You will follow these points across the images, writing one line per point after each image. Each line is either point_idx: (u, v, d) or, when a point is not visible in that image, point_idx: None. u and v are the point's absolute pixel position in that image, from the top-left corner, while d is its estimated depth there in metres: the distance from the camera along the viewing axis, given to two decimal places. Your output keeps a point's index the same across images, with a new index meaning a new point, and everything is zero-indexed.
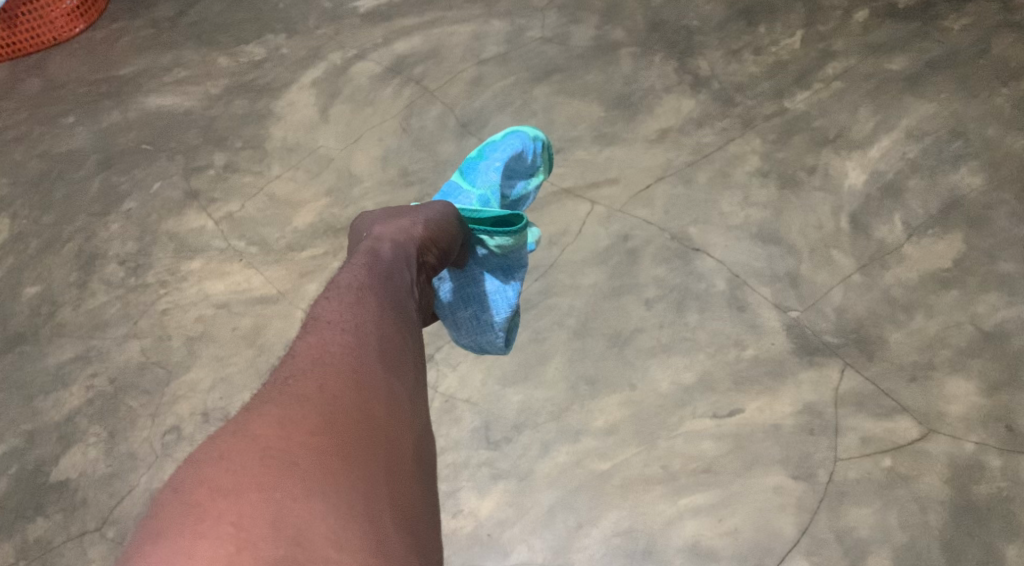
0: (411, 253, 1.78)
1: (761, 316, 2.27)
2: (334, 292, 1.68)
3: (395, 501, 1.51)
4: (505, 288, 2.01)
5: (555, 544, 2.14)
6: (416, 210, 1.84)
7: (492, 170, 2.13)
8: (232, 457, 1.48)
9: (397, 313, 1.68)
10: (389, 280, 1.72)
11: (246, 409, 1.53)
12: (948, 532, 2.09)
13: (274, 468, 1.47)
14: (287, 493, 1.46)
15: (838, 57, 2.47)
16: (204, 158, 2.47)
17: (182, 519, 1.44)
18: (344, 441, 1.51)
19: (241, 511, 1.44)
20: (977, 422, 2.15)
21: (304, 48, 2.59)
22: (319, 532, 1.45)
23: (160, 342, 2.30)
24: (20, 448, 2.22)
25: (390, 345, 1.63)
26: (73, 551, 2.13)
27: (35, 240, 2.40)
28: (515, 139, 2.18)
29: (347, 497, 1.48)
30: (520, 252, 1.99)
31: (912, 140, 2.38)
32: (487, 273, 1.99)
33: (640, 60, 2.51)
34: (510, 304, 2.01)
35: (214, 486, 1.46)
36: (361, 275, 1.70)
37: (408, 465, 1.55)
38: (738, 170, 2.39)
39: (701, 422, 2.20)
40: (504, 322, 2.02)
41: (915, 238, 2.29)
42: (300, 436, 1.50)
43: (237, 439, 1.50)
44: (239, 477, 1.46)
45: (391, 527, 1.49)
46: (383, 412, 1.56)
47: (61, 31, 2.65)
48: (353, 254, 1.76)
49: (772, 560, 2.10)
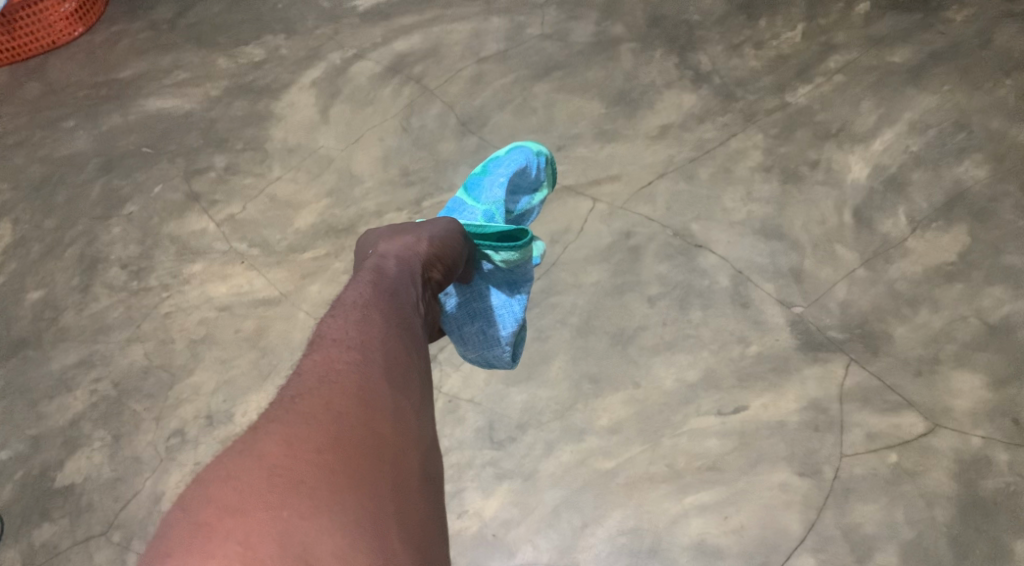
0: (417, 268, 1.77)
1: (766, 312, 2.26)
2: (339, 309, 1.67)
3: (402, 517, 1.52)
4: (511, 302, 1.99)
5: (561, 544, 2.14)
6: (421, 226, 1.82)
7: (497, 186, 2.09)
8: (239, 476, 1.49)
9: (402, 329, 1.67)
10: (394, 296, 1.71)
11: (252, 427, 1.53)
12: (955, 527, 2.08)
13: (281, 486, 1.49)
14: (294, 510, 1.48)
15: (839, 50, 2.46)
16: (205, 160, 2.47)
17: (190, 538, 1.45)
18: (351, 458, 1.52)
19: (249, 529, 1.46)
20: (983, 417, 2.14)
21: (303, 48, 2.58)
22: (326, 549, 1.47)
23: (163, 345, 2.30)
24: (25, 453, 2.22)
25: (396, 362, 1.63)
26: (79, 556, 2.14)
27: (36, 246, 2.40)
28: (519, 154, 2.15)
29: (354, 514, 1.49)
30: (525, 267, 1.99)
31: (915, 133, 2.36)
32: (492, 287, 1.98)
33: (641, 56, 2.49)
34: (516, 318, 2.00)
35: (222, 504, 1.47)
36: (366, 292, 1.70)
37: (415, 480, 1.56)
38: (740, 166, 2.38)
39: (705, 419, 2.20)
40: (511, 336, 2.00)
41: (919, 232, 2.28)
42: (306, 454, 1.51)
43: (244, 458, 1.50)
44: (247, 495, 1.48)
45: (398, 543, 1.50)
46: (388, 429, 1.57)
47: (60, 35, 2.64)
48: (359, 271, 1.75)
49: (778, 558, 2.10)
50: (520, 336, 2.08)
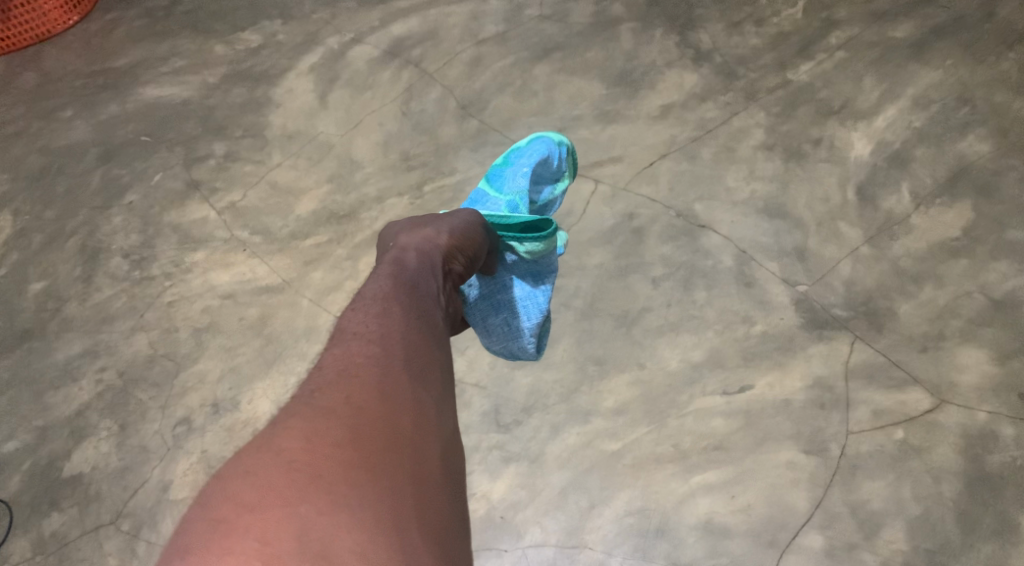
0: (436, 261, 1.76)
1: (770, 292, 2.26)
2: (360, 304, 1.67)
3: (421, 511, 1.52)
4: (536, 293, 1.98)
5: (569, 525, 2.14)
6: (442, 218, 1.81)
7: (518, 175, 2.07)
8: (257, 471, 1.49)
9: (422, 322, 1.66)
10: (414, 289, 1.70)
11: (271, 423, 1.54)
12: (962, 502, 2.10)
13: (299, 481, 1.49)
14: (312, 505, 1.48)
15: (841, 26, 2.45)
16: (205, 148, 2.46)
17: (209, 533, 1.46)
18: (370, 453, 1.52)
19: (266, 524, 1.46)
20: (990, 392, 2.15)
21: (300, 33, 2.56)
22: (344, 545, 1.47)
23: (168, 334, 2.30)
24: (32, 444, 2.22)
25: (416, 355, 1.62)
26: (89, 545, 2.14)
27: (37, 236, 2.39)
28: (541, 144, 2.14)
29: (372, 508, 1.49)
30: (550, 258, 1.98)
31: (919, 108, 2.36)
32: (516, 278, 1.96)
33: (641, 35, 2.47)
34: (541, 309, 1.98)
35: (241, 500, 1.48)
36: (386, 285, 1.69)
37: (435, 474, 1.55)
38: (743, 145, 2.36)
39: (711, 400, 2.20)
40: (536, 328, 1.98)
41: (924, 208, 2.29)
42: (324, 449, 1.51)
43: (263, 453, 1.51)
44: (266, 490, 1.48)
45: (417, 538, 1.50)
46: (408, 422, 1.56)
47: (53, 24, 2.62)
48: (379, 264, 1.75)
49: (785, 535, 2.11)
50: (546, 327, 2.06)
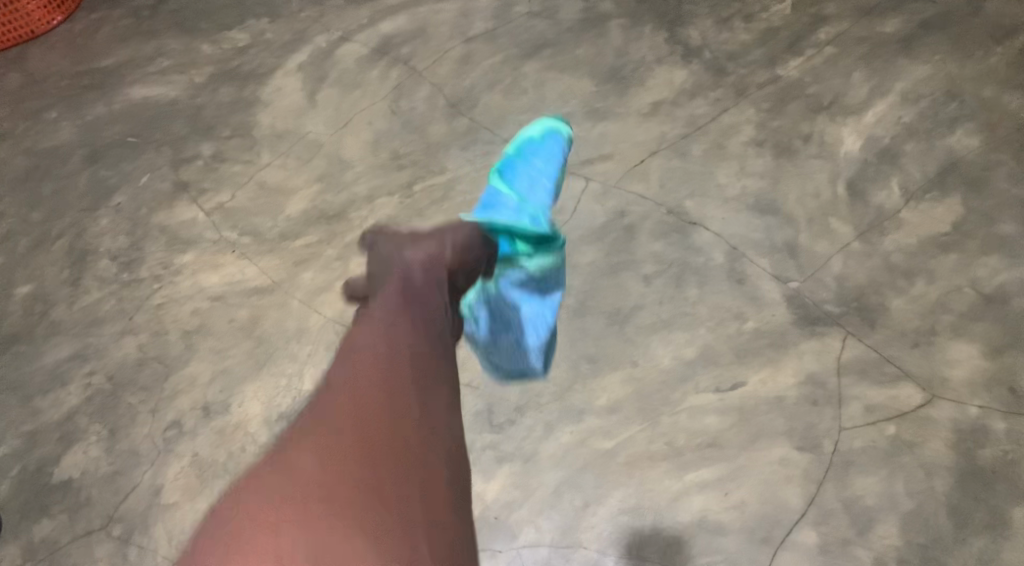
0: (442, 276, 1.74)
1: (762, 288, 2.26)
2: (367, 319, 1.66)
3: (431, 523, 1.51)
4: (543, 309, 1.98)
5: (563, 524, 2.13)
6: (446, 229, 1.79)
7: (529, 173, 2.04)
8: (267, 488, 1.49)
9: (429, 336, 1.66)
10: (420, 303, 1.69)
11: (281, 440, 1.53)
12: (955, 497, 2.09)
13: (309, 496, 1.48)
14: (321, 520, 1.47)
15: (830, 21, 2.47)
16: (192, 149, 2.44)
17: (219, 548, 1.45)
18: (379, 468, 1.51)
19: (276, 539, 1.45)
20: (981, 386, 2.16)
21: (288, 32, 2.55)
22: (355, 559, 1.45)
23: (158, 336, 2.28)
24: (21, 449, 2.20)
25: (423, 370, 1.62)
26: (80, 551, 2.12)
27: (24, 239, 2.37)
28: (555, 143, 2.12)
29: (382, 521, 1.48)
30: (557, 273, 1.97)
31: (908, 103, 2.37)
32: (523, 297, 1.96)
33: (630, 32, 2.48)
34: (549, 325, 2.00)
35: (251, 515, 1.47)
36: (393, 300, 1.68)
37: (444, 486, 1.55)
38: (733, 141, 2.36)
39: (704, 397, 2.20)
40: (544, 344, 2.01)
41: (914, 203, 2.29)
42: (334, 464, 1.50)
43: (272, 470, 1.50)
44: (276, 505, 1.47)
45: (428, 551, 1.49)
46: (417, 436, 1.56)
47: (38, 24, 2.62)
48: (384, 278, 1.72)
49: (780, 532, 2.11)
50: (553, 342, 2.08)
